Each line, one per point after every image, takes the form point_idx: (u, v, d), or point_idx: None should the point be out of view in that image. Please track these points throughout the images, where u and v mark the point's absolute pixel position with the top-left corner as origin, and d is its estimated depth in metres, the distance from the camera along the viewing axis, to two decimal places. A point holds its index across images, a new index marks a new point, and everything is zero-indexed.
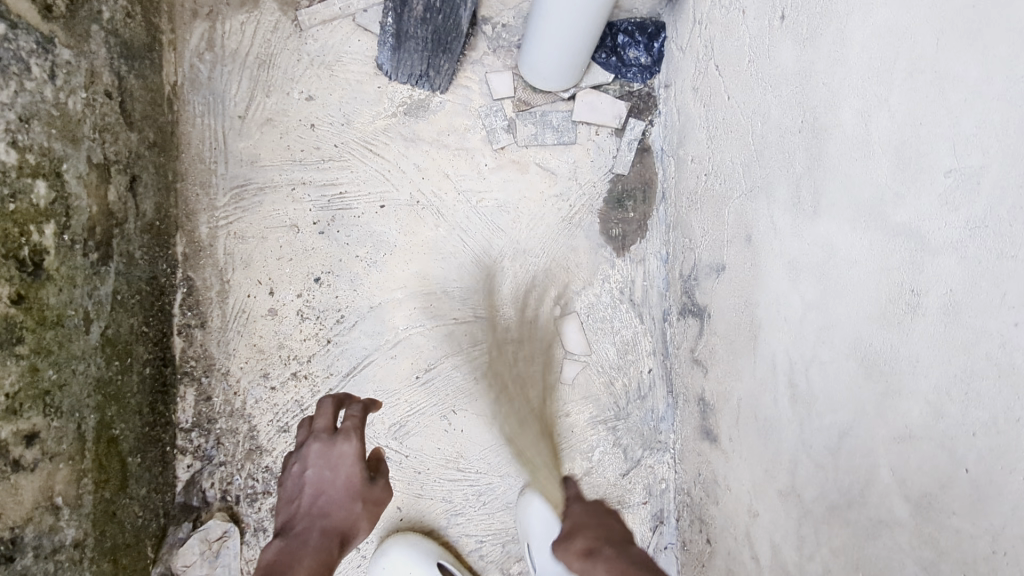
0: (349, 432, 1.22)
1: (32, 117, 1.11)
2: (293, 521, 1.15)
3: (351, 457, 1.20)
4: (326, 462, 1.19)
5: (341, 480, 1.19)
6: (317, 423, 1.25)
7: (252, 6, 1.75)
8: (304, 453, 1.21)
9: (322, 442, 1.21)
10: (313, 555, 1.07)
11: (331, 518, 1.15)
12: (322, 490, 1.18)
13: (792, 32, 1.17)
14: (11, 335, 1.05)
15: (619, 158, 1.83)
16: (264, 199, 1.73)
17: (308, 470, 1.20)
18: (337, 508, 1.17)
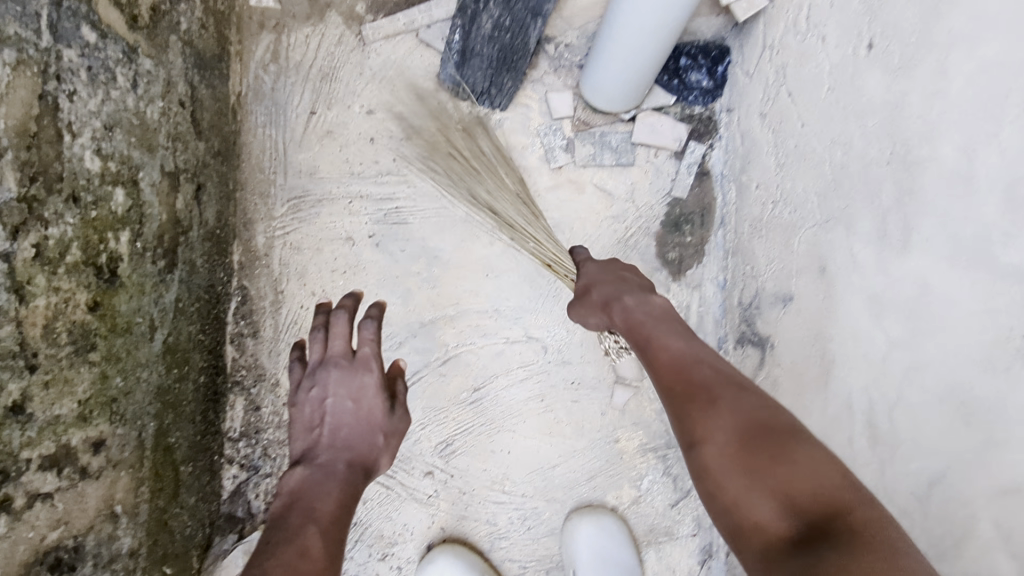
0: (368, 362, 1.21)
1: (116, 125, 1.11)
2: (316, 452, 1.16)
3: (373, 387, 1.21)
4: (348, 391, 1.19)
5: (362, 412, 1.19)
6: (334, 345, 1.24)
7: (318, 19, 1.75)
8: (323, 379, 1.21)
9: (341, 369, 1.21)
10: (339, 486, 1.10)
11: (354, 451, 1.16)
12: (343, 423, 1.18)
13: (883, 61, 1.14)
14: (86, 342, 1.04)
15: (678, 181, 1.80)
16: (322, 211, 1.74)
17: (328, 398, 1.19)
18: (359, 440, 1.17)
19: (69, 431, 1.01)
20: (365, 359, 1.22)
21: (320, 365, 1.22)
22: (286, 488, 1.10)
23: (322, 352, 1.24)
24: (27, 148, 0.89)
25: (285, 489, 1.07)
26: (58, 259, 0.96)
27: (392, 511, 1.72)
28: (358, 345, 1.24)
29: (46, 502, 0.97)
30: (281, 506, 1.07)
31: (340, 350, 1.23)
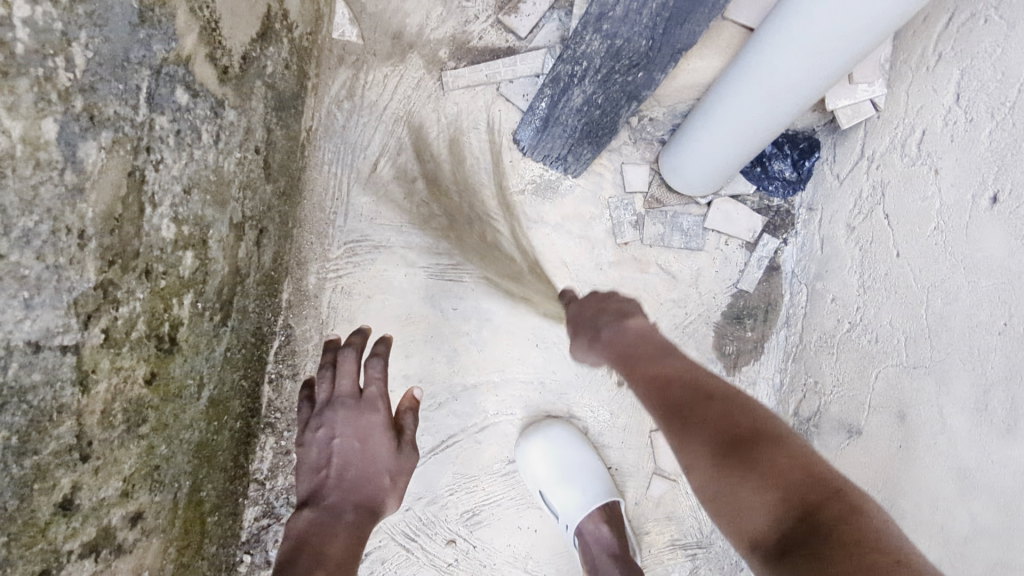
0: (374, 400, 1.21)
1: (195, 186, 1.06)
2: (324, 492, 1.16)
3: (379, 426, 1.20)
4: (355, 431, 1.19)
5: (370, 451, 1.19)
6: (340, 383, 1.22)
7: (399, 60, 1.69)
8: (329, 419, 1.20)
9: (348, 409, 1.20)
10: (345, 531, 1.11)
11: (361, 492, 1.16)
12: (349, 462, 1.18)
13: (1008, 222, 1.06)
14: (138, 417, 0.99)
15: (747, 273, 1.74)
16: (377, 258, 1.68)
17: (335, 438, 1.19)
18: (366, 481, 1.17)
19: (111, 510, 0.98)
20: (372, 398, 1.21)
21: (327, 405, 1.21)
22: (293, 533, 1.11)
23: (329, 391, 1.22)
24: (111, 232, 0.86)
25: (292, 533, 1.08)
26: (121, 339, 0.91)
27: (410, 572, 1.69)
28: (366, 383, 1.23)
29: None
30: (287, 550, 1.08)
31: (348, 390, 1.21)
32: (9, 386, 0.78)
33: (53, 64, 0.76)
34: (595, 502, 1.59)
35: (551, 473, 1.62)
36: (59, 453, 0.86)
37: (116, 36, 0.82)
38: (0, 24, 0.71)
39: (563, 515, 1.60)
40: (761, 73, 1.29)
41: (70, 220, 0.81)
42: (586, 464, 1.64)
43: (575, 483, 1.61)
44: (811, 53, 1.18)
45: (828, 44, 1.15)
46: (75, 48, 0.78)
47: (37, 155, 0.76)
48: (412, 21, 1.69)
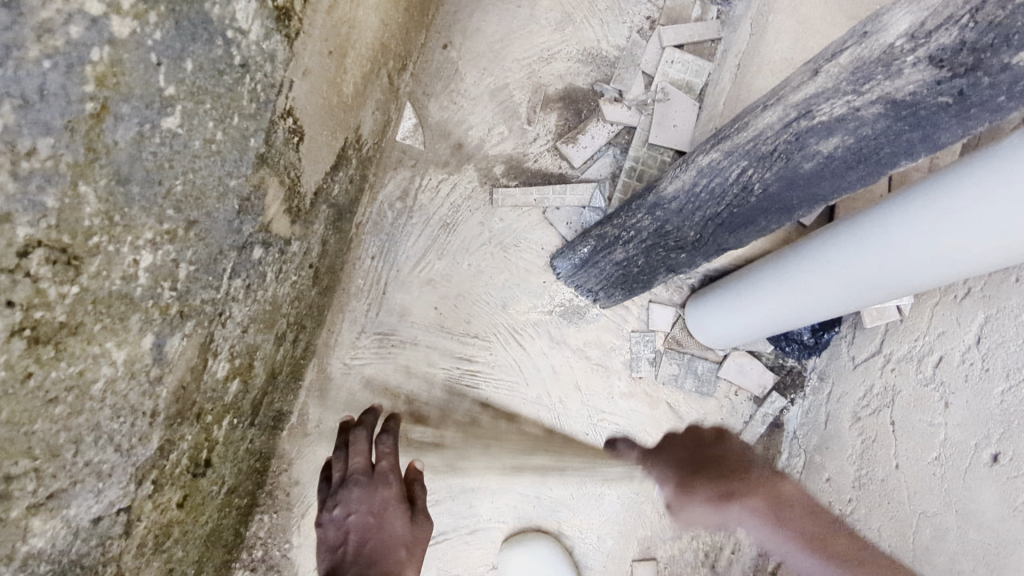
0: (390, 473, 0.99)
1: (252, 322, 1.15)
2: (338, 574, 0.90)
3: (395, 502, 0.97)
4: (369, 507, 0.95)
5: (387, 530, 0.93)
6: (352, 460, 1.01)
7: (454, 168, 1.76)
8: (342, 497, 0.97)
9: (362, 485, 0.98)
10: None
11: (380, 567, 0.89)
12: (367, 538, 0.92)
13: (1005, 487, 1.13)
14: (164, 538, 1.09)
15: (750, 426, 1.80)
16: (402, 353, 1.76)
17: (350, 515, 0.94)
18: (385, 558, 0.90)
19: None
20: (385, 473, 0.99)
21: (340, 484, 0.99)
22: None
23: (342, 470, 1.02)
24: (175, 399, 1.00)
25: None
26: (165, 479, 1.04)
27: None
28: (379, 458, 1.01)
29: None
30: None
31: (361, 467, 1.00)
32: (69, 558, 0.91)
33: (161, 291, 0.92)
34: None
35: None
36: None
37: (219, 236, 0.98)
38: (128, 279, 0.88)
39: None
40: (797, 286, 1.37)
41: (149, 405, 0.96)
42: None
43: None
44: (851, 286, 1.25)
45: (860, 290, 1.24)
46: (181, 268, 0.94)
47: (134, 373, 0.92)
48: (473, 134, 1.77)
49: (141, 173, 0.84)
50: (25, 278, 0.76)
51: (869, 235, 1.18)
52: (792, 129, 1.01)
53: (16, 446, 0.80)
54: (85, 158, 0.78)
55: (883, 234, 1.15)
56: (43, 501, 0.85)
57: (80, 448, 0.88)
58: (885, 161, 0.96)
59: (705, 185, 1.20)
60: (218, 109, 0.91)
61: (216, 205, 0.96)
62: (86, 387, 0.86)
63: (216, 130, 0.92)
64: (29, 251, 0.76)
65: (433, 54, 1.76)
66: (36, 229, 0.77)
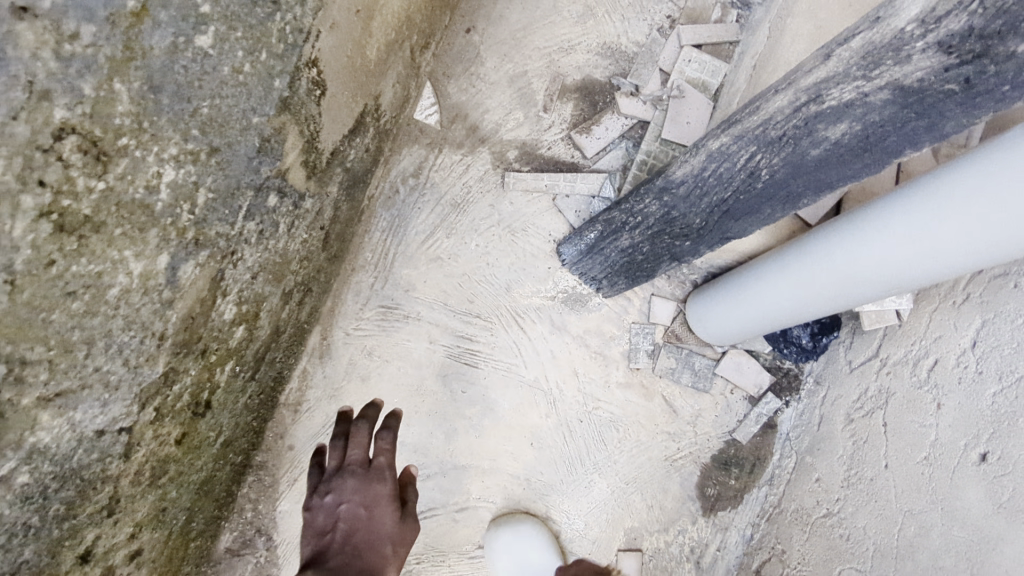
0: (385, 469, 0.94)
1: (261, 271, 1.17)
2: (324, 559, 0.84)
3: (387, 498, 0.92)
4: (363, 497, 0.89)
5: (376, 524, 0.87)
6: (347, 450, 0.97)
7: (468, 150, 1.80)
8: (334, 486, 0.92)
9: (355, 479, 0.92)
10: None
11: (366, 561, 0.84)
12: (356, 528, 0.87)
13: (990, 485, 1.14)
14: (160, 472, 1.11)
15: (744, 424, 1.81)
16: (404, 327, 1.78)
17: (340, 502, 0.90)
18: (373, 554, 0.85)
19: (116, 551, 1.10)
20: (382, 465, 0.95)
21: (331, 473, 0.94)
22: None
23: (334, 459, 0.96)
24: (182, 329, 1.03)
25: None
26: (166, 410, 1.07)
27: None
28: (378, 451, 0.97)
29: None
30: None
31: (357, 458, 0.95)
32: (67, 469, 0.95)
33: (180, 210, 0.96)
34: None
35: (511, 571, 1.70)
36: (92, 513, 1.02)
37: (236, 171, 1.02)
38: (149, 190, 0.91)
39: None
40: (794, 276, 1.39)
41: (157, 325, 0.99)
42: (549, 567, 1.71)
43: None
44: (849, 278, 1.26)
45: (857, 283, 1.26)
46: (199, 192, 0.98)
47: (147, 286, 0.95)
48: (489, 118, 1.80)
49: (173, 85, 0.87)
50: (56, 160, 0.80)
51: (869, 226, 1.20)
52: (801, 113, 1.04)
53: (32, 331, 0.84)
54: (122, 54, 0.81)
55: (884, 225, 1.17)
56: (51, 397, 0.89)
57: (89, 352, 0.91)
58: (890, 149, 0.99)
59: (713, 169, 1.23)
60: (248, 39, 0.94)
61: (238, 136, 1.00)
62: (101, 291, 0.90)
63: (244, 61, 0.95)
64: (63, 133, 0.79)
65: (456, 37, 1.80)
66: (71, 113, 0.79)
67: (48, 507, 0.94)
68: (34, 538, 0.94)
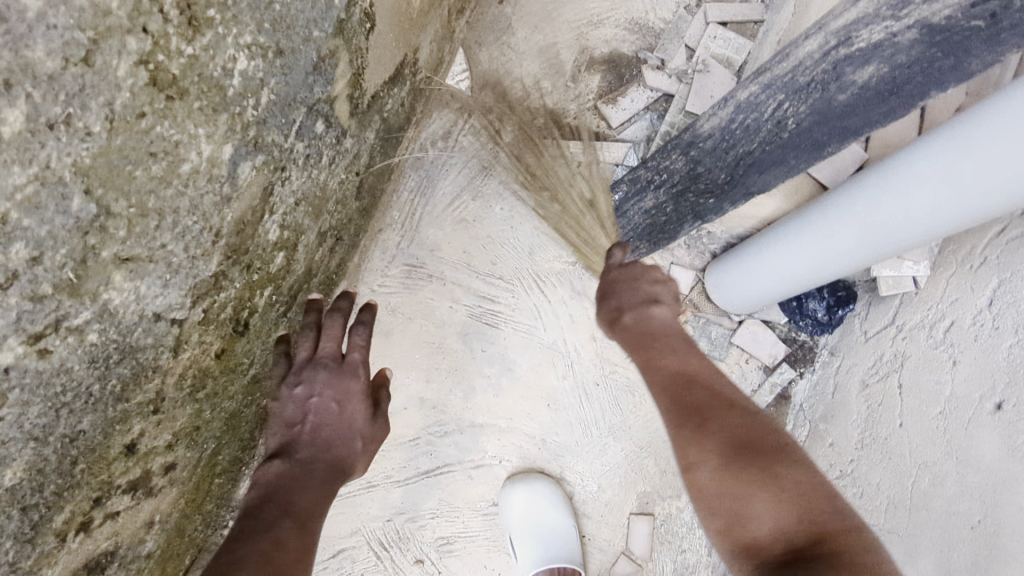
0: (356, 366, 1.23)
1: (304, 200, 1.22)
2: (294, 448, 1.15)
3: (357, 394, 1.22)
4: (334, 394, 1.19)
5: (345, 415, 1.20)
6: (323, 345, 1.22)
7: (497, 116, 1.85)
8: (308, 378, 1.20)
9: (329, 370, 1.20)
10: (309, 491, 1.10)
11: (332, 451, 1.16)
12: (324, 421, 1.17)
13: (1005, 431, 1.16)
14: (200, 384, 1.12)
15: (758, 394, 1.84)
16: (428, 286, 1.82)
17: (313, 397, 1.18)
18: (339, 441, 1.18)
19: (156, 457, 1.09)
20: (354, 365, 1.23)
21: (308, 363, 1.21)
22: (261, 482, 1.11)
23: (311, 350, 1.22)
24: (237, 234, 1.02)
25: (261, 487, 1.08)
26: (213, 317, 1.05)
27: None
28: (349, 349, 1.24)
29: (111, 519, 1.06)
30: (249, 503, 1.07)
31: (330, 353, 1.21)
32: (128, 345, 0.91)
33: (247, 102, 0.93)
34: (556, 564, 1.72)
35: (523, 527, 1.73)
36: (141, 405, 0.98)
37: (294, 82, 0.99)
38: (224, 72, 0.88)
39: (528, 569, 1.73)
40: (819, 236, 1.42)
41: (215, 220, 0.96)
42: (561, 527, 1.76)
43: (545, 542, 1.73)
44: (872, 230, 1.30)
45: (880, 234, 1.29)
46: (263, 91, 0.95)
47: (212, 173, 0.91)
48: (519, 86, 1.85)
49: None
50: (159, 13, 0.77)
51: (894, 178, 1.24)
52: (830, 58, 1.10)
53: (118, 182, 0.81)
54: None
55: (906, 172, 1.21)
56: (126, 259, 0.86)
57: (162, 217, 0.88)
58: (916, 93, 1.03)
59: (741, 120, 1.28)
60: None
61: (299, 45, 0.98)
62: (175, 162, 0.86)
63: None
64: None
65: (489, 8, 1.86)
66: None
67: (108, 379, 0.91)
68: (91, 409, 0.91)
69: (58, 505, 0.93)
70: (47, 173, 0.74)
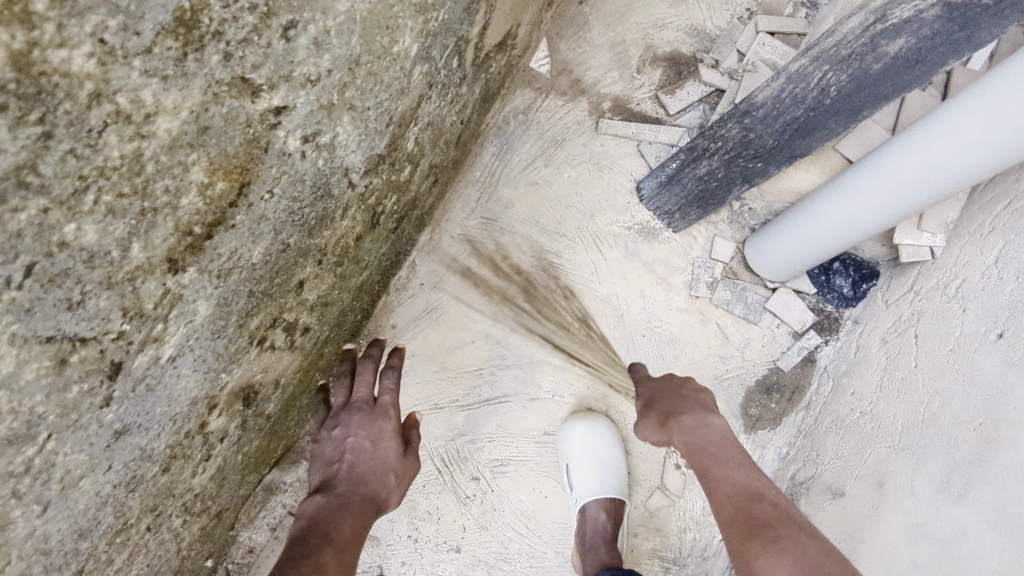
0: (385, 410, 1.59)
1: (432, 125, 1.49)
2: (336, 480, 1.45)
3: (388, 432, 1.56)
4: (368, 433, 1.53)
5: (378, 452, 1.51)
6: (358, 390, 1.63)
7: (570, 98, 2.14)
8: (346, 420, 1.56)
9: (363, 414, 1.57)
10: (352, 515, 1.34)
11: (368, 483, 1.45)
12: (360, 457, 1.49)
13: (1005, 351, 1.38)
14: (341, 259, 1.39)
15: (786, 355, 2.06)
16: (501, 237, 2.08)
17: (349, 437, 1.52)
18: (373, 475, 1.47)
19: (303, 311, 1.35)
20: (383, 407, 1.60)
21: (345, 410, 1.59)
22: (307, 512, 1.34)
23: (348, 398, 1.62)
24: (396, 131, 1.29)
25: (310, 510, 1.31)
26: (364, 199, 1.33)
27: (433, 492, 2.01)
28: (379, 395, 1.62)
29: (270, 353, 1.31)
30: (302, 524, 1.30)
31: (365, 397, 1.61)
32: (330, 186, 1.18)
33: (437, 11, 1.19)
34: (603, 491, 1.88)
35: (579, 455, 1.92)
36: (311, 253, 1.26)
37: (459, 11, 1.27)
38: None
39: (576, 492, 1.88)
40: (847, 193, 1.67)
41: (391, 110, 1.23)
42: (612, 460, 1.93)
43: (596, 469, 1.90)
44: (894, 182, 1.56)
45: (901, 184, 1.55)
46: (445, 9, 1.21)
47: (407, 61, 1.18)
48: (591, 74, 2.15)
49: None
50: None
51: (914, 137, 1.50)
52: (869, 32, 1.35)
53: (380, 39, 1.08)
54: None
55: (926, 129, 1.47)
56: (357, 107, 1.13)
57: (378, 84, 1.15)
58: (938, 59, 1.33)
59: (791, 90, 1.54)
60: None
61: None
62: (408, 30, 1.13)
63: None
64: None
65: (570, 6, 2.16)
66: None
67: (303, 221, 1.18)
68: (298, 231, 1.17)
69: (258, 307, 1.18)
70: (355, 7, 0.98)
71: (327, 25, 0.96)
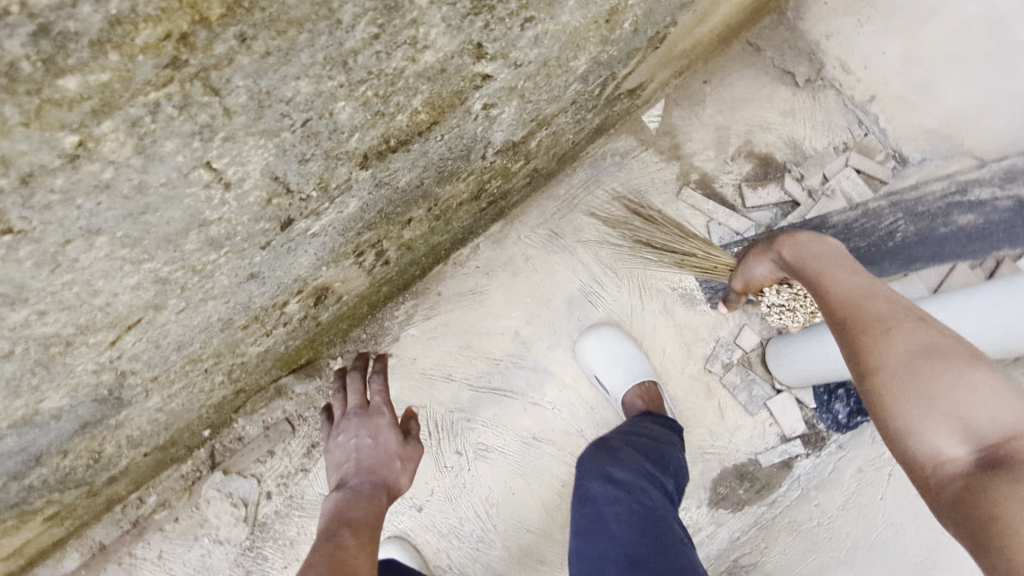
0: (378, 407, 1.77)
1: (557, 136, 1.69)
2: (348, 477, 1.62)
3: (386, 425, 1.74)
4: (369, 432, 1.70)
5: (380, 445, 1.69)
6: (351, 399, 1.81)
7: (665, 158, 2.31)
8: (346, 424, 1.73)
9: (361, 416, 1.74)
10: (367, 501, 1.52)
11: (377, 473, 1.63)
12: (365, 452, 1.66)
13: None
14: (439, 213, 1.58)
15: (769, 452, 2.19)
16: (560, 253, 2.24)
17: (351, 439, 1.69)
18: (379, 465, 1.65)
19: (391, 242, 1.55)
20: (377, 406, 1.78)
21: (345, 416, 1.76)
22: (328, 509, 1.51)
23: (344, 408, 1.80)
24: (533, 128, 1.49)
25: (330, 508, 1.49)
26: (481, 172, 1.53)
27: None
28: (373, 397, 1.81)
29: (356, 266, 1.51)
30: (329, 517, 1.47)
31: (358, 403, 1.79)
32: (467, 151, 1.39)
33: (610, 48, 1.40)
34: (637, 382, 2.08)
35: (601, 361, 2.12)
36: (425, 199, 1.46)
37: (623, 54, 1.48)
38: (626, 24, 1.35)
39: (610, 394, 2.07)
40: None
41: (540, 110, 1.43)
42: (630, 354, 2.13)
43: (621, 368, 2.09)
44: None
45: None
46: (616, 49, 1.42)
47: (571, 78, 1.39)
48: (691, 145, 2.32)
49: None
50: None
51: (954, 305, 1.65)
52: None
53: (566, 54, 1.29)
54: None
55: (967, 301, 1.63)
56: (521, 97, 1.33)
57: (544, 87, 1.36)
58: None
59: None
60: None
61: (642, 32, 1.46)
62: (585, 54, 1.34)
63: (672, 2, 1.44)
64: None
65: (694, 81, 2.32)
66: None
67: (435, 173, 1.39)
68: (429, 177, 1.38)
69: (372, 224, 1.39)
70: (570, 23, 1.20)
71: (549, 29, 1.17)
